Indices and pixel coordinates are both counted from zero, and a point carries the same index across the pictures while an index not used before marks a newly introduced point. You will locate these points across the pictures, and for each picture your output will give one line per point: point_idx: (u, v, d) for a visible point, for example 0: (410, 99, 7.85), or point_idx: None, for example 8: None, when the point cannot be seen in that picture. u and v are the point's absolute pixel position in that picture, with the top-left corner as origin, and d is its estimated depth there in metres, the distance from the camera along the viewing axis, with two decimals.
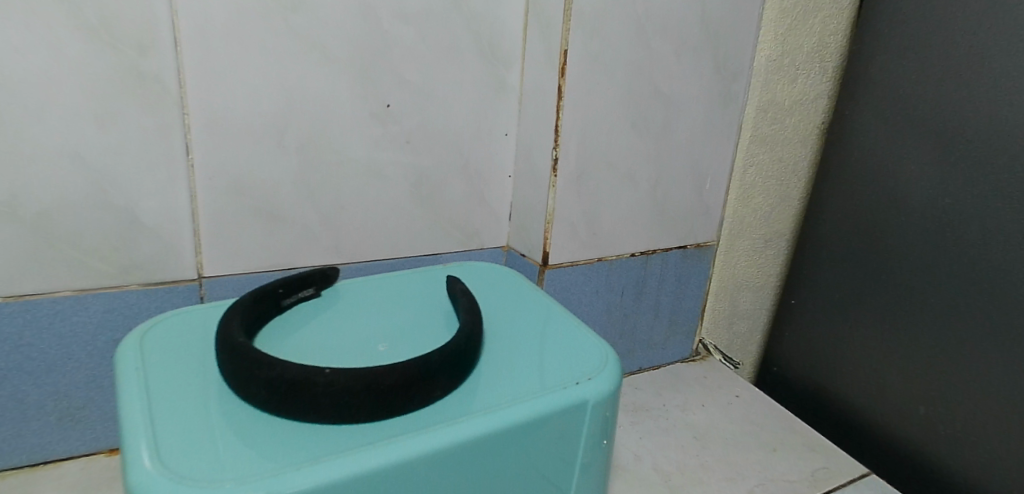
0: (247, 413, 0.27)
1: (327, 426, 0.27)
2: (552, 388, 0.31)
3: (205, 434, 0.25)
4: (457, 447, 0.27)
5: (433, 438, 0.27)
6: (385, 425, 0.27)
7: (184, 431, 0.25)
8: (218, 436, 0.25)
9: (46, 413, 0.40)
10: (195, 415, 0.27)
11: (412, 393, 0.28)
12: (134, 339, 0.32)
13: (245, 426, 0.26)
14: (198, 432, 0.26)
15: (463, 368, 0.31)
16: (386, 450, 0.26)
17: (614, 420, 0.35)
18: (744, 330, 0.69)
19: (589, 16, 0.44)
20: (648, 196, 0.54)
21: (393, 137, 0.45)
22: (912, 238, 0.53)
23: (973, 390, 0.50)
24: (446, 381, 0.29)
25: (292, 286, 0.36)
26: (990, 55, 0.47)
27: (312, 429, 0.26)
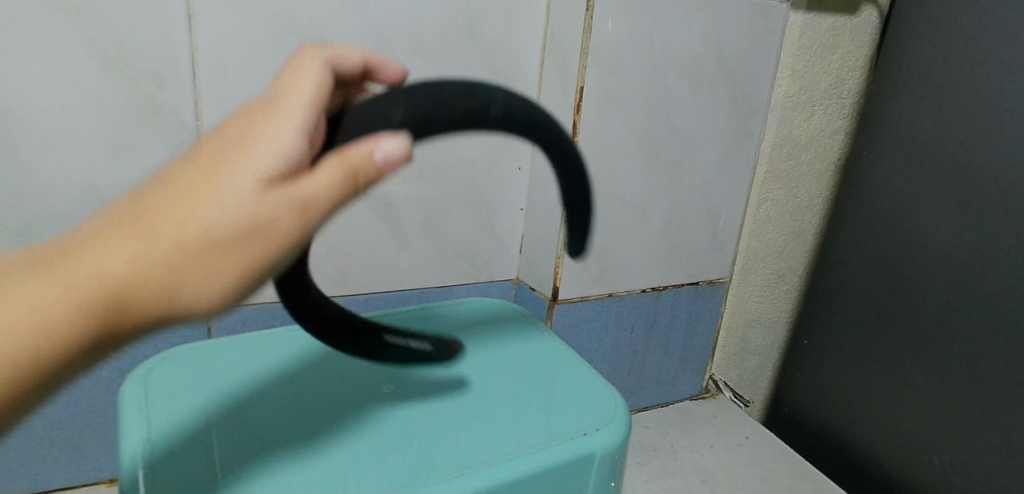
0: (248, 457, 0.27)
1: (330, 472, 0.26)
2: (562, 439, 0.30)
3: (205, 478, 0.25)
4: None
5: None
6: (388, 477, 0.26)
7: (184, 478, 0.25)
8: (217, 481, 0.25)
9: (48, 442, 0.39)
10: (193, 458, 0.26)
11: (471, 103, 0.25)
12: (137, 380, 0.32)
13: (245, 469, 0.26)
14: (197, 479, 0.25)
15: (527, 103, 0.27)
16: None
17: (620, 470, 0.34)
18: (755, 368, 0.69)
19: (606, 54, 0.44)
20: (660, 232, 0.53)
21: (406, 170, 0.45)
22: (928, 283, 0.52)
23: (996, 442, 0.48)
24: (511, 107, 0.26)
25: (387, 343, 0.33)
26: (1011, 102, 0.46)
27: (315, 474, 0.26)
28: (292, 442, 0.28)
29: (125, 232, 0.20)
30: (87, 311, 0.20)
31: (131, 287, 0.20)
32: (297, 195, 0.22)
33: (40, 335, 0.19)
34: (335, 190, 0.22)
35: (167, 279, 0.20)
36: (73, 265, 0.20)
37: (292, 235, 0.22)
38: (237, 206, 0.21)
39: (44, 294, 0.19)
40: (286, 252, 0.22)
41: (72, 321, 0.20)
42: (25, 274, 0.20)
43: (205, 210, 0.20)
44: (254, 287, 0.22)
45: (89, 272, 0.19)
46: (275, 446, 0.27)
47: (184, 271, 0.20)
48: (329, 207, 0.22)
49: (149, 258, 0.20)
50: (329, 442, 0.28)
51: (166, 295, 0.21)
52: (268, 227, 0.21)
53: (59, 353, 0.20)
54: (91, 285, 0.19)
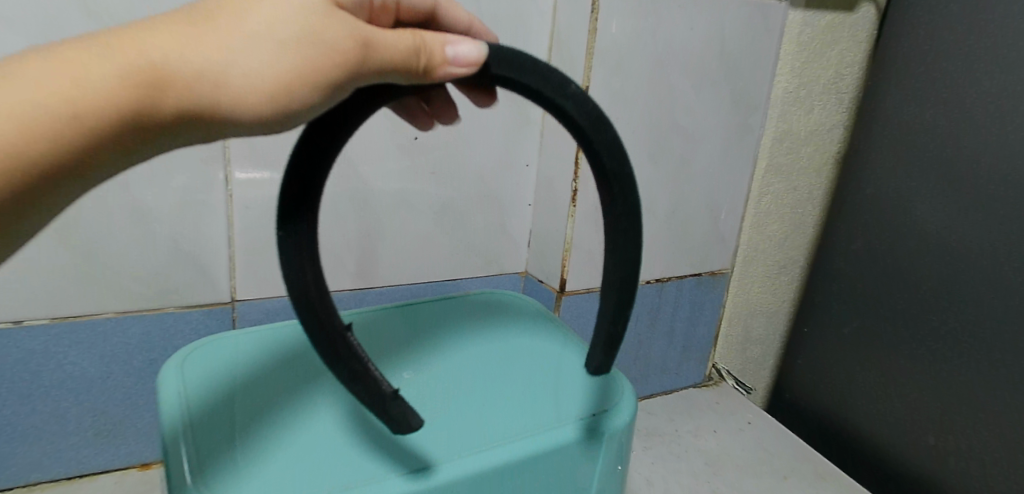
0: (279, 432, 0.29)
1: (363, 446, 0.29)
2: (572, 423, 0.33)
3: (241, 448, 0.27)
4: (479, 477, 0.29)
5: (463, 467, 0.28)
6: (409, 453, 0.29)
7: (221, 448, 0.27)
8: (253, 451, 0.27)
9: (84, 428, 0.42)
10: (230, 430, 0.28)
11: (546, 79, 0.24)
12: (175, 364, 0.34)
13: (278, 442, 0.28)
14: (235, 449, 0.27)
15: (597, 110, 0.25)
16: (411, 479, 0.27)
17: (625, 452, 0.36)
18: (756, 356, 0.71)
19: (611, 55, 0.46)
20: (664, 226, 0.55)
21: (420, 168, 0.47)
22: (922, 272, 0.54)
23: (988, 423, 0.50)
24: (587, 102, 0.25)
25: (341, 347, 0.26)
26: (1003, 96, 0.47)
27: (341, 449, 0.28)
28: (319, 420, 0.30)
29: (182, 23, 0.22)
30: (131, 83, 0.21)
31: (178, 70, 0.21)
32: (351, 32, 0.23)
33: (81, 96, 0.20)
34: (389, 47, 0.24)
35: (210, 73, 0.22)
36: (128, 40, 0.21)
37: (339, 76, 0.23)
38: (294, 20, 0.22)
39: (95, 62, 0.21)
40: (327, 89, 0.23)
41: (108, 86, 0.20)
42: (81, 43, 0.21)
43: (259, 19, 0.22)
44: (293, 111, 0.23)
45: (142, 49, 0.21)
46: (307, 423, 0.30)
47: (231, 62, 0.22)
48: (384, 62, 0.24)
49: (202, 50, 0.21)
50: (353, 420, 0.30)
51: (206, 92, 0.22)
52: (322, 48, 0.23)
53: (94, 127, 0.21)
54: (140, 61, 0.21)
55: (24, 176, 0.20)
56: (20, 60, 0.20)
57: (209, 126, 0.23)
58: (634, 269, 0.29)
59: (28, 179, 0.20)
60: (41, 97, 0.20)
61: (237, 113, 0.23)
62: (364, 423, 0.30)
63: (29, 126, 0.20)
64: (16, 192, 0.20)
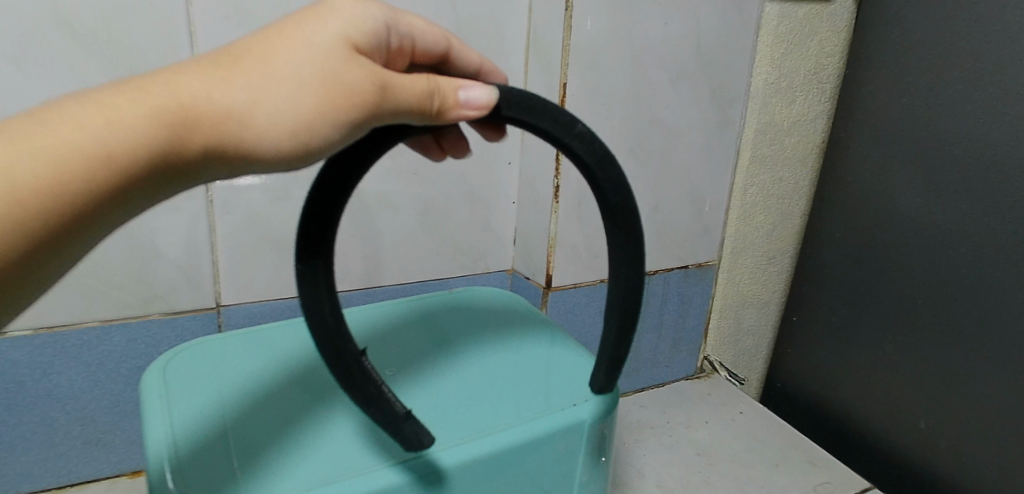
0: (273, 433, 0.29)
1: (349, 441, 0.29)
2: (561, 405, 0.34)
3: (232, 451, 0.28)
4: (482, 459, 0.30)
5: (448, 457, 0.29)
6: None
7: (212, 454, 0.28)
8: (248, 454, 0.28)
9: (73, 437, 0.42)
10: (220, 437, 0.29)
11: (555, 115, 0.26)
12: (155, 371, 0.34)
13: (273, 445, 0.29)
14: (226, 455, 0.28)
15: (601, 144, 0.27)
16: (418, 464, 0.29)
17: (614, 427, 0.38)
18: (749, 347, 0.70)
19: (588, 51, 0.46)
20: (648, 219, 0.55)
21: (401, 169, 0.47)
22: (907, 257, 0.55)
23: (976, 403, 0.51)
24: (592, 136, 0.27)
25: (354, 370, 0.27)
26: (979, 80, 0.48)
27: (328, 444, 0.29)
28: (312, 418, 0.31)
29: (208, 67, 0.22)
30: (161, 127, 0.21)
31: (207, 113, 0.21)
32: (373, 74, 0.24)
33: (114, 139, 0.20)
34: (408, 92, 0.24)
35: (237, 116, 0.22)
36: (157, 85, 0.21)
37: (360, 118, 0.23)
38: (319, 61, 0.23)
39: (124, 108, 0.21)
40: (348, 129, 0.23)
41: (140, 132, 0.20)
42: (109, 90, 0.21)
43: (282, 60, 0.22)
44: (314, 152, 0.23)
45: (171, 92, 0.21)
46: (293, 421, 0.31)
47: (257, 103, 0.22)
48: (402, 104, 0.24)
49: (229, 93, 0.22)
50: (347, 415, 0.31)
51: (233, 134, 0.22)
52: (346, 90, 0.23)
53: (125, 172, 0.21)
54: (170, 104, 0.21)
55: (57, 225, 0.20)
56: (50, 110, 0.20)
57: (233, 166, 0.23)
58: (638, 290, 0.31)
59: (60, 229, 0.20)
60: (75, 143, 0.20)
61: (262, 153, 0.23)
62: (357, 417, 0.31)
63: (65, 176, 0.19)
64: (47, 244, 0.20)
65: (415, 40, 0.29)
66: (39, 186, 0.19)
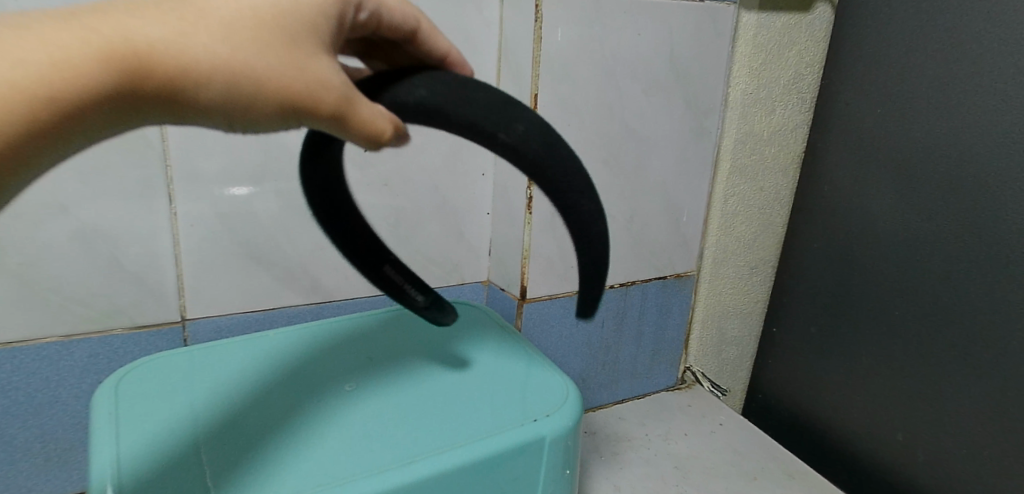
0: (234, 450, 0.31)
1: (302, 461, 0.30)
2: (521, 419, 0.35)
3: (187, 470, 0.29)
4: (444, 474, 0.31)
5: (399, 475, 0.30)
6: (371, 457, 0.31)
7: (170, 474, 0.29)
8: (207, 473, 0.29)
9: (34, 454, 0.41)
10: (180, 456, 0.30)
11: (481, 123, 0.25)
12: (109, 391, 0.35)
13: (234, 462, 0.30)
14: (185, 474, 0.29)
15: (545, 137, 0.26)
16: (380, 478, 0.30)
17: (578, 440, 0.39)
18: (732, 358, 0.69)
19: (558, 62, 0.46)
20: (625, 230, 0.55)
21: (370, 181, 0.47)
22: (885, 267, 0.55)
23: (954, 413, 0.50)
24: (528, 136, 0.25)
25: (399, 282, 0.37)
26: (954, 91, 0.48)
27: (280, 462, 0.30)
28: (273, 435, 0.32)
29: (165, 12, 0.21)
30: (110, 75, 0.20)
31: (159, 67, 0.20)
32: (335, 76, 0.24)
33: (53, 83, 0.19)
34: (361, 112, 0.24)
35: (190, 76, 0.21)
36: (108, 25, 0.20)
37: (312, 114, 0.24)
38: (282, 46, 0.23)
39: (70, 49, 0.19)
40: (296, 119, 0.24)
41: (86, 78, 0.19)
42: (52, 20, 0.19)
43: (246, 32, 0.22)
44: (256, 124, 0.24)
45: (125, 35, 0.20)
46: (249, 440, 0.32)
47: (214, 70, 0.21)
48: (353, 125, 0.25)
49: (187, 50, 0.21)
50: (309, 432, 0.33)
51: (181, 95, 0.21)
52: (305, 86, 0.23)
53: (62, 114, 0.19)
54: (121, 50, 0.20)
55: None
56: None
57: (174, 119, 0.22)
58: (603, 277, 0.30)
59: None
60: (11, 80, 0.18)
61: (205, 115, 0.22)
62: (320, 434, 0.33)
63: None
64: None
65: (382, 18, 0.29)
66: None
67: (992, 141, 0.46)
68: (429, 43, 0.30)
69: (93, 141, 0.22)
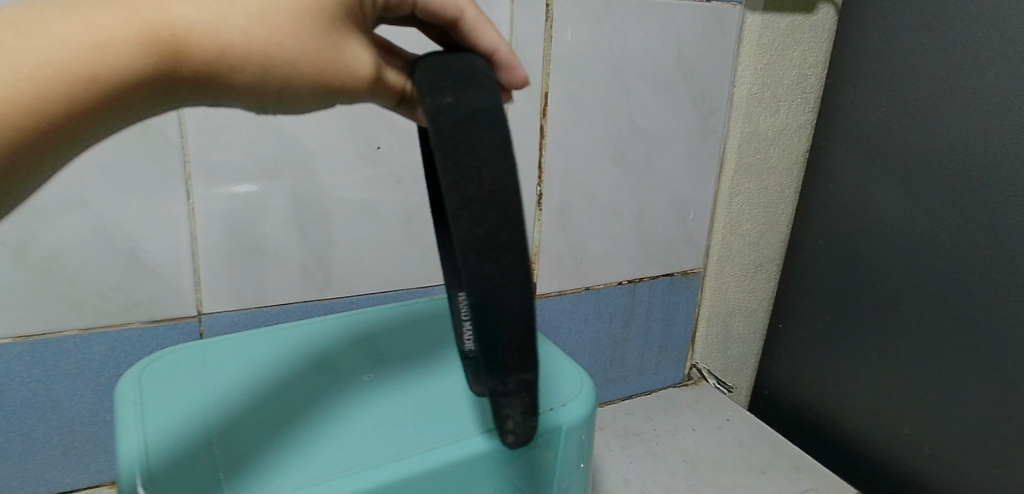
0: (254, 438, 0.31)
1: (320, 450, 0.31)
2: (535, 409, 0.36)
3: (207, 457, 0.30)
4: (458, 464, 0.32)
5: (413, 464, 0.31)
6: (388, 446, 0.32)
7: (192, 460, 0.30)
8: (230, 458, 0.30)
9: (51, 446, 0.42)
10: (201, 444, 0.31)
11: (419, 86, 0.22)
12: (133, 380, 0.36)
13: (254, 449, 0.31)
14: (207, 460, 0.30)
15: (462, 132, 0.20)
16: (394, 467, 0.30)
17: (591, 431, 0.40)
18: (738, 355, 0.70)
19: (567, 61, 0.47)
20: (632, 227, 0.56)
21: (383, 178, 0.47)
22: (890, 263, 0.55)
23: (960, 406, 0.51)
24: (444, 109, 0.20)
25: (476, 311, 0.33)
26: (956, 89, 0.49)
27: (299, 450, 0.31)
28: (291, 423, 0.33)
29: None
30: (151, 59, 0.20)
31: (198, 50, 0.21)
32: (366, 57, 0.25)
33: (101, 66, 0.19)
34: (388, 80, 0.27)
35: (226, 60, 0.22)
36: (150, 9, 0.20)
37: (348, 90, 0.25)
38: (320, 30, 0.23)
39: (115, 31, 0.19)
40: (333, 98, 0.25)
41: (129, 61, 0.20)
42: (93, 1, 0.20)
43: (283, 17, 0.22)
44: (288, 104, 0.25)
45: (165, 19, 0.20)
46: (268, 429, 0.32)
47: (248, 53, 0.22)
48: (380, 92, 0.27)
49: (223, 34, 0.21)
50: (327, 421, 0.33)
51: (219, 77, 0.22)
52: (341, 67, 0.24)
53: (108, 96, 0.20)
54: (161, 33, 0.20)
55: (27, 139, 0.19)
56: (30, 19, 0.19)
57: (209, 97, 0.23)
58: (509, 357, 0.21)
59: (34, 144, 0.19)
60: (60, 63, 0.19)
61: (240, 95, 0.23)
62: (338, 424, 0.33)
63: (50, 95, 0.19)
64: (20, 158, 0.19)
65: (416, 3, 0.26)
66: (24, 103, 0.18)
67: (995, 138, 0.46)
68: (473, 35, 0.27)
69: (134, 119, 0.22)
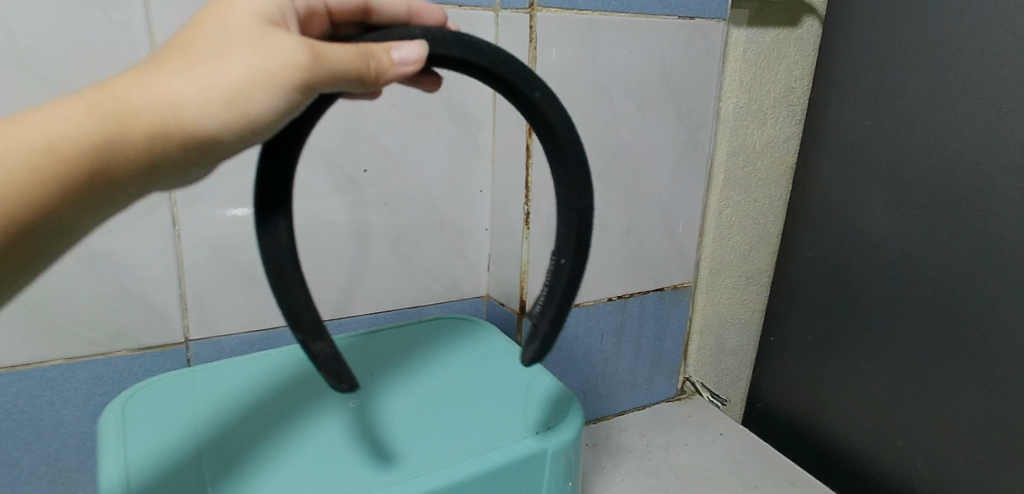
0: (236, 464, 0.31)
1: (306, 476, 0.31)
2: (523, 432, 0.36)
3: (189, 488, 0.29)
4: (447, 488, 0.32)
5: (402, 489, 0.30)
6: (377, 471, 0.31)
7: (178, 489, 0.29)
8: (216, 485, 0.30)
9: (38, 476, 0.41)
10: (186, 472, 0.30)
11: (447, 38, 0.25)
12: (117, 409, 0.36)
13: (237, 476, 0.30)
14: (192, 488, 0.29)
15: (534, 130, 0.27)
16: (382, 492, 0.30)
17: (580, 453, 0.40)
18: (731, 368, 0.70)
19: (553, 81, 0.48)
20: (622, 243, 0.56)
21: (371, 200, 0.48)
22: (880, 274, 0.56)
23: (952, 418, 0.51)
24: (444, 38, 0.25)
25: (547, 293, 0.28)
26: (941, 102, 0.49)
27: (284, 477, 0.31)
28: (276, 450, 0.33)
29: (142, 68, 0.23)
30: (102, 117, 0.22)
31: (140, 100, 0.22)
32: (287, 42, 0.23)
33: (54, 136, 0.21)
34: (329, 55, 0.24)
35: (165, 96, 0.22)
36: (95, 89, 0.22)
37: (296, 82, 0.23)
38: (242, 36, 0.24)
39: (67, 109, 0.22)
40: (287, 95, 0.23)
41: (79, 123, 0.21)
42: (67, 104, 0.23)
43: (202, 46, 0.24)
44: (257, 124, 0.24)
45: (110, 88, 0.22)
46: (252, 456, 0.32)
47: (183, 83, 0.23)
48: (337, 70, 0.24)
49: (157, 80, 0.23)
50: (314, 445, 0.33)
51: (170, 115, 0.22)
52: (265, 59, 0.23)
53: (72, 159, 0.21)
54: (107, 95, 0.22)
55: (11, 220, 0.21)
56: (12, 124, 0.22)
57: (184, 149, 0.24)
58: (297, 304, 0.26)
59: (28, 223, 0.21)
60: (25, 140, 0.21)
61: (208, 135, 0.23)
62: (325, 447, 0.33)
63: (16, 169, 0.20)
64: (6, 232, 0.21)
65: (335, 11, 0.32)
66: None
67: (979, 150, 0.47)
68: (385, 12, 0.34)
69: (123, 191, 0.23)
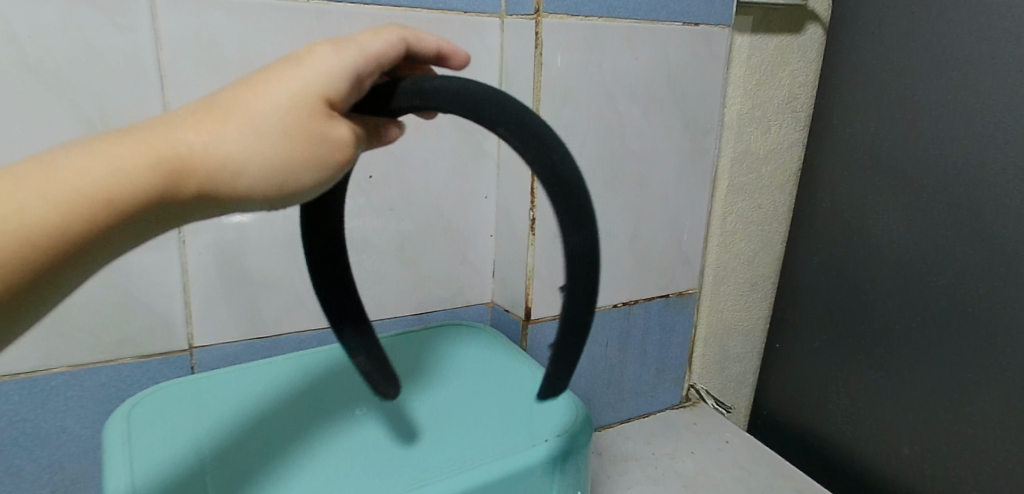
0: (243, 473, 0.31)
1: (312, 485, 0.30)
2: (531, 440, 0.35)
3: None
4: None
5: None
6: (384, 480, 0.31)
7: None
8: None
9: (40, 485, 0.41)
10: (192, 481, 0.30)
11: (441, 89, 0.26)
12: (121, 417, 0.35)
13: (244, 485, 0.30)
14: None
15: None
16: None
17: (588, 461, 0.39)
18: (735, 375, 0.69)
19: (559, 86, 0.47)
20: (626, 249, 0.56)
21: (376, 207, 0.47)
22: (885, 280, 0.55)
23: (960, 424, 0.51)
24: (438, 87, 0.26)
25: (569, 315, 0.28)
26: (946, 108, 0.49)
27: (290, 485, 0.30)
28: (282, 459, 0.32)
29: (197, 122, 0.24)
30: (158, 177, 0.23)
31: (197, 165, 0.23)
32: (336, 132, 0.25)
33: (104, 187, 0.22)
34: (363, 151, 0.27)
35: (220, 166, 0.24)
36: (149, 139, 0.23)
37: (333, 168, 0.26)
38: (301, 118, 0.24)
39: (119, 159, 0.22)
40: (325, 178, 0.26)
41: (136, 182, 0.22)
42: (110, 139, 0.23)
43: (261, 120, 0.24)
44: (294, 197, 0.26)
45: (170, 146, 0.23)
46: (257, 464, 0.31)
47: (238, 157, 0.24)
48: None
49: (215, 146, 0.23)
50: (320, 454, 0.33)
51: (220, 182, 0.24)
52: (315, 148, 0.25)
53: (120, 212, 0.22)
54: (166, 155, 0.23)
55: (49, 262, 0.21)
56: (57, 155, 0.22)
57: (220, 207, 0.25)
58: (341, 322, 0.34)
59: (54, 261, 0.21)
60: (80, 188, 0.21)
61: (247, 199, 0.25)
62: (332, 456, 0.33)
63: (59, 212, 0.21)
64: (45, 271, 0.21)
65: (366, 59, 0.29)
66: (49, 226, 0.21)
67: (985, 156, 0.47)
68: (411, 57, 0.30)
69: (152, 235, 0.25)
